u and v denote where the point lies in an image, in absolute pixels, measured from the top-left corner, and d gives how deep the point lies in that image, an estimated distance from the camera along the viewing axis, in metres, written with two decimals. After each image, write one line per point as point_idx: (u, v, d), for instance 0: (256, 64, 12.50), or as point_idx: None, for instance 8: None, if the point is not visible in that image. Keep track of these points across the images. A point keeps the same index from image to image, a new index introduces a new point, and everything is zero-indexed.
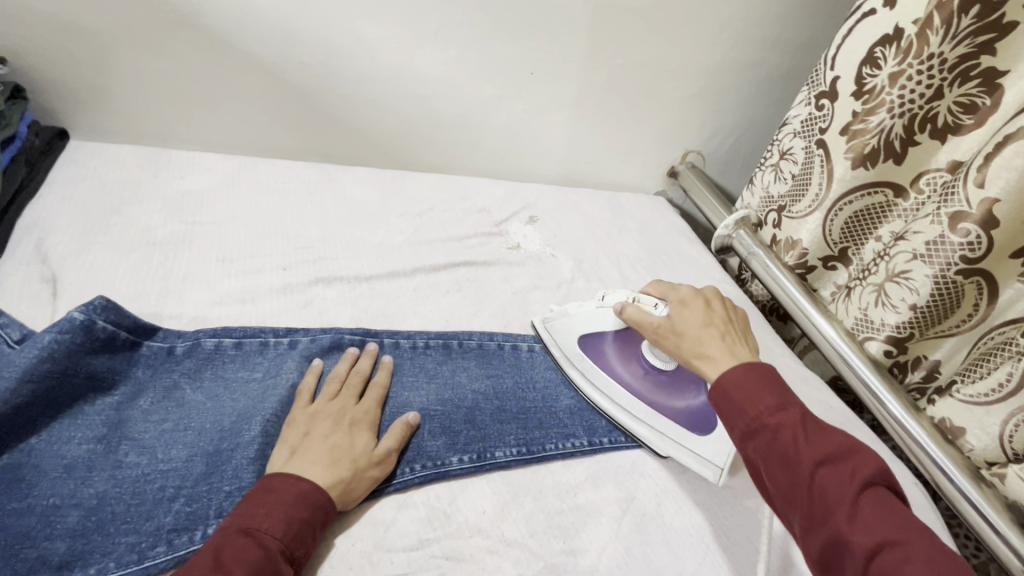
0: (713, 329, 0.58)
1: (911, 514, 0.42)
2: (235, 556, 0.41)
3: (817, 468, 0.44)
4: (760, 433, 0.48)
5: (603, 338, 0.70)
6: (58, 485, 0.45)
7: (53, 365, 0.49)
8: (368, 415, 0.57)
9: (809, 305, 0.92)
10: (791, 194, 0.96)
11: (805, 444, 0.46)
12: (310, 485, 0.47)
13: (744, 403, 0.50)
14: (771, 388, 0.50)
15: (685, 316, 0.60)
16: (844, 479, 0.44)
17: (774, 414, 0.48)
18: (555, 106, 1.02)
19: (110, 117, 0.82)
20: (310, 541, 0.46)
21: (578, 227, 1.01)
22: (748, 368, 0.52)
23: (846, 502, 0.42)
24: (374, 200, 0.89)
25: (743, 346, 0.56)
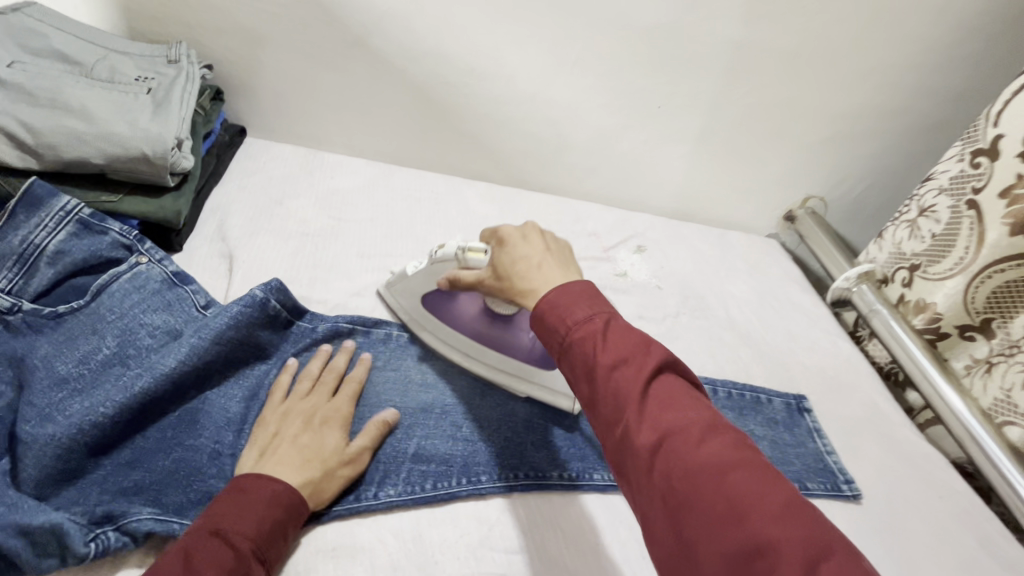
0: (531, 261, 0.52)
1: (697, 400, 0.40)
2: (209, 558, 0.40)
3: (612, 372, 0.41)
4: (568, 347, 0.45)
5: (439, 293, 0.66)
6: (222, 434, 0.52)
7: (235, 332, 0.56)
8: (340, 412, 0.56)
9: (940, 375, 0.84)
10: (928, 253, 0.90)
11: (604, 350, 0.42)
12: (283, 486, 0.46)
13: (554, 319, 0.46)
14: (580, 298, 0.46)
15: (507, 257, 0.54)
16: (635, 378, 0.41)
17: (580, 325, 0.45)
18: (678, 138, 1.02)
19: (281, 119, 0.94)
20: (282, 543, 0.45)
21: (686, 261, 1.01)
22: (561, 288, 0.47)
23: (636, 400, 0.40)
24: (493, 215, 0.95)
25: (562, 268, 0.52)
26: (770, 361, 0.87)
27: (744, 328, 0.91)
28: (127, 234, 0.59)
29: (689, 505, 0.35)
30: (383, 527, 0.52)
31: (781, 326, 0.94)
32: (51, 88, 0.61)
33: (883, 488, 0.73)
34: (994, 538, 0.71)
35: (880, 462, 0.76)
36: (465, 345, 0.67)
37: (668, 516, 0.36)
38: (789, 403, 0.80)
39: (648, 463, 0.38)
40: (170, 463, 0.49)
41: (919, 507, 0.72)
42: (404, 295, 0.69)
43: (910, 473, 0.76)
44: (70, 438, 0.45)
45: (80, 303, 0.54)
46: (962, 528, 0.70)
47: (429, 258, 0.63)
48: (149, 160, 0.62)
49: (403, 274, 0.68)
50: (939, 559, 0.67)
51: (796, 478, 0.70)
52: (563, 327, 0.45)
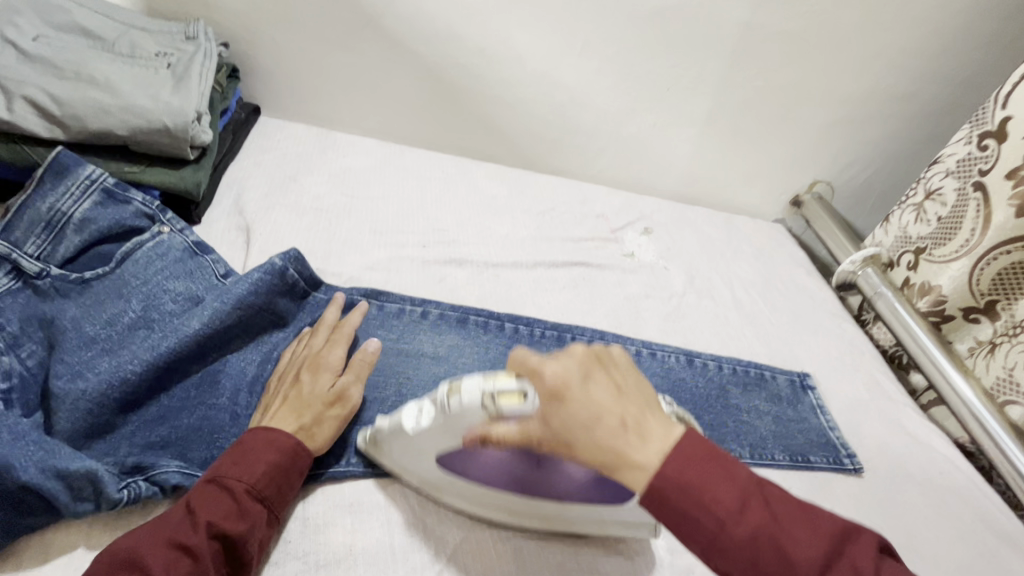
0: (610, 420, 0.41)
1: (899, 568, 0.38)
2: (203, 502, 0.43)
3: (817, 574, 0.37)
4: (736, 546, 0.38)
5: (455, 453, 0.49)
6: (243, 396, 0.54)
7: (255, 299, 0.58)
8: (324, 356, 0.55)
9: (943, 356, 0.85)
10: (934, 236, 0.91)
11: (794, 547, 0.37)
12: (276, 432, 0.48)
13: (703, 509, 0.39)
14: (720, 480, 0.39)
15: (568, 414, 0.41)
16: (846, 572, 0.37)
17: (744, 522, 0.38)
18: (685, 121, 1.03)
19: (295, 99, 0.95)
20: (282, 483, 0.47)
21: (693, 244, 1.02)
22: (681, 458, 0.40)
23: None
24: (502, 195, 0.96)
25: (653, 419, 0.42)
26: (775, 341, 0.88)
27: (749, 309, 0.92)
28: (149, 204, 0.62)
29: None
30: (398, 486, 0.54)
31: (786, 308, 0.95)
32: (75, 62, 0.63)
33: (883, 463, 0.74)
34: (993, 512, 0.72)
35: (882, 438, 0.78)
36: (508, 502, 0.51)
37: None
38: (793, 380, 0.81)
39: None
40: (194, 421, 0.50)
41: (918, 482, 0.73)
42: (404, 452, 0.50)
43: (910, 450, 0.77)
44: (101, 393, 0.48)
45: (106, 269, 0.56)
46: (959, 502, 0.72)
47: (438, 409, 0.45)
48: (170, 133, 0.64)
49: (395, 430, 0.49)
50: (937, 529, 0.68)
51: (799, 452, 0.72)
52: (714, 521, 0.38)
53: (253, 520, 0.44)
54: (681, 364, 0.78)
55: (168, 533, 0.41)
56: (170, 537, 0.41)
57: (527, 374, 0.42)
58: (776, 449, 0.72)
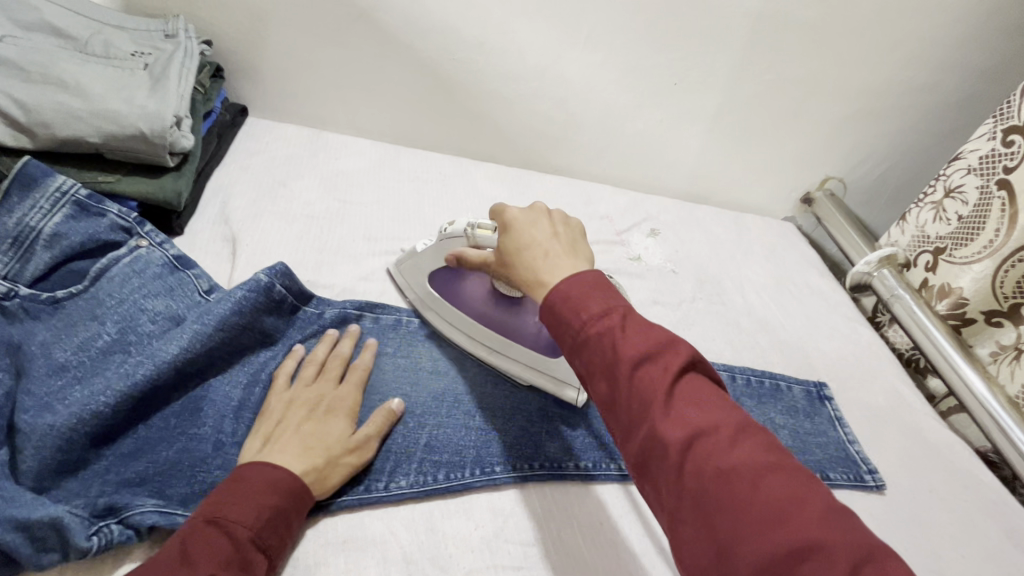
0: (538, 249, 0.49)
1: (722, 397, 0.38)
2: (204, 548, 0.38)
3: (635, 369, 0.38)
4: (583, 339, 0.41)
5: (445, 272, 0.66)
6: (226, 424, 0.50)
7: (239, 318, 0.54)
8: (345, 400, 0.54)
9: (966, 363, 0.81)
10: (954, 236, 0.87)
11: (625, 347, 0.39)
12: (283, 472, 0.45)
13: (568, 312, 0.42)
14: (595, 290, 0.43)
15: (509, 240, 0.51)
16: (661, 377, 0.37)
17: (594, 319, 0.41)
18: (693, 117, 0.99)
19: (285, 98, 0.91)
20: (284, 530, 0.43)
21: (701, 245, 0.98)
22: (574, 276, 0.44)
23: (662, 398, 0.36)
24: (502, 197, 0.92)
25: (568, 258, 0.47)
26: (788, 347, 0.85)
27: (761, 314, 0.89)
28: (125, 216, 0.57)
29: (725, 508, 0.32)
30: (395, 518, 0.50)
31: (799, 311, 0.92)
32: (44, 63, 0.59)
33: (905, 477, 0.71)
34: (1021, 529, 0.69)
35: (903, 451, 0.74)
36: (469, 327, 0.65)
37: (702, 519, 0.33)
38: (809, 391, 0.77)
39: (675, 463, 0.35)
40: (174, 454, 0.47)
41: (943, 497, 0.70)
42: (413, 273, 0.67)
43: (933, 463, 0.73)
44: (70, 428, 0.44)
45: (79, 288, 0.52)
46: (987, 518, 0.69)
47: (438, 234, 0.62)
48: (147, 139, 0.60)
49: (411, 252, 0.67)
50: (964, 549, 0.65)
51: (818, 467, 0.68)
52: (576, 318, 0.42)
53: (254, 573, 0.40)
54: None
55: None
56: None
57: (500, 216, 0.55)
58: None
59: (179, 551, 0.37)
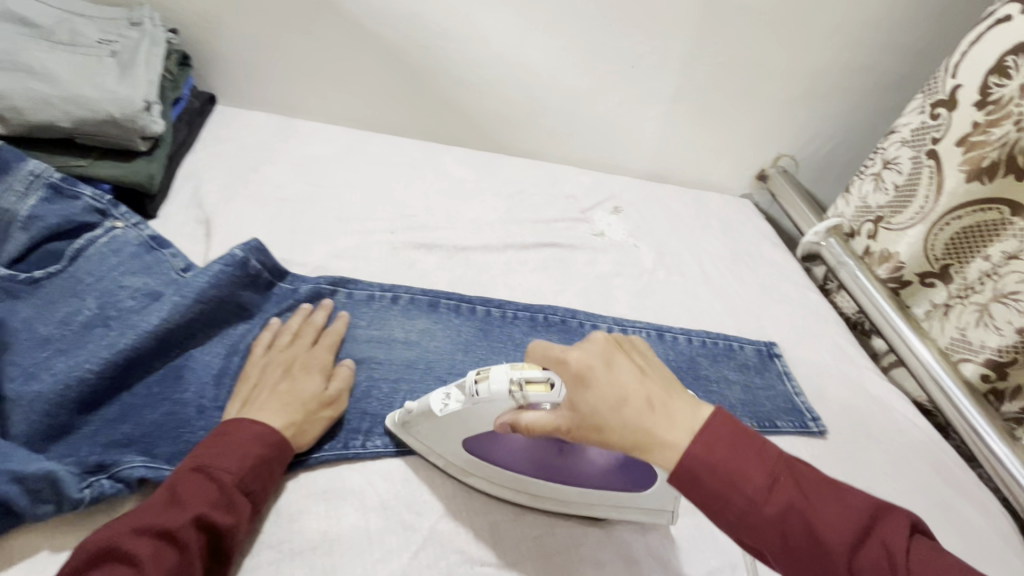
0: (634, 403, 0.43)
1: (926, 542, 0.40)
2: (191, 491, 0.43)
3: (847, 552, 0.39)
4: (763, 523, 0.41)
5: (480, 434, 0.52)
6: (208, 389, 0.53)
7: (217, 291, 0.57)
8: (319, 361, 0.57)
9: (902, 321, 0.88)
10: (891, 205, 0.94)
11: (822, 527, 0.40)
12: (262, 426, 0.48)
13: (728, 489, 0.41)
14: (750, 460, 0.42)
15: (593, 399, 0.44)
16: (875, 552, 0.39)
17: (772, 499, 0.41)
18: (653, 99, 1.03)
19: (253, 86, 0.92)
20: (267, 477, 0.47)
21: (662, 221, 1.03)
22: (714, 443, 0.42)
23: (892, 573, 0.38)
24: (470, 179, 0.96)
25: (671, 404, 0.44)
26: (743, 313, 0.90)
27: (718, 283, 0.94)
28: (99, 199, 0.59)
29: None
30: (371, 471, 0.54)
31: (754, 280, 0.97)
32: (13, 52, 0.60)
33: (847, 424, 0.77)
34: (949, 465, 0.76)
35: (846, 402, 0.80)
36: (531, 486, 0.53)
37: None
38: (761, 350, 0.83)
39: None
40: (158, 416, 0.50)
41: (881, 441, 0.76)
42: (434, 437, 0.53)
43: (873, 411, 0.80)
44: (58, 395, 0.46)
45: (57, 267, 0.54)
46: (919, 457, 0.76)
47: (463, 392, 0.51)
48: (118, 123, 0.62)
49: (423, 413, 0.52)
50: (897, 485, 0.71)
51: (767, 418, 0.74)
52: (744, 500, 0.41)
53: (239, 514, 0.44)
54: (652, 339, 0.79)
55: (154, 521, 0.40)
56: (150, 524, 0.40)
57: (551, 365, 0.47)
58: (744, 416, 0.74)
59: (168, 494, 0.42)
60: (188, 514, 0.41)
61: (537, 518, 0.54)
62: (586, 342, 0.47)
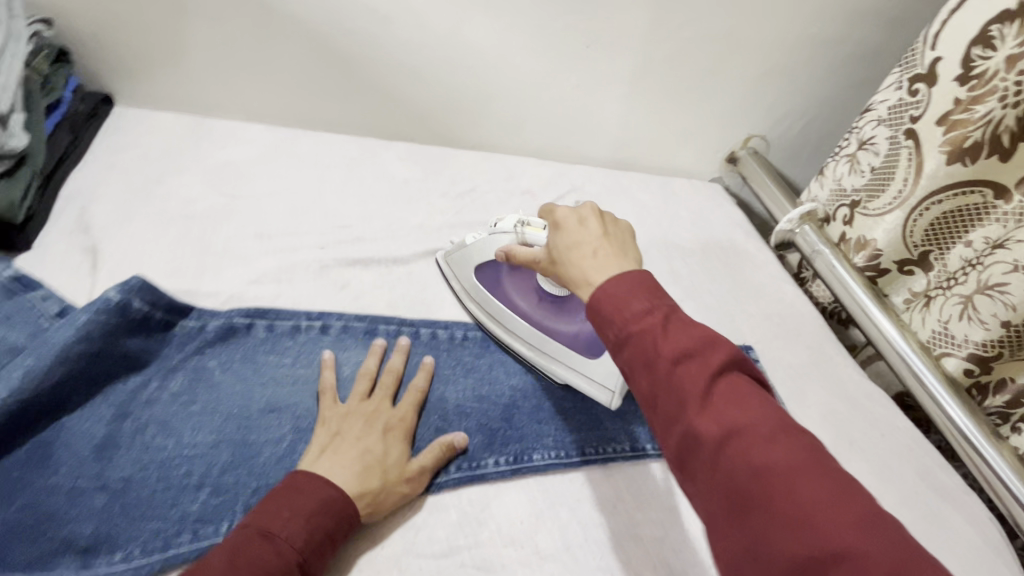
0: (584, 248, 0.49)
1: (763, 397, 0.38)
2: (252, 561, 0.39)
3: (674, 367, 0.38)
4: (624, 339, 0.41)
5: (493, 266, 0.69)
6: (84, 467, 0.45)
7: (88, 345, 0.48)
8: (402, 422, 0.54)
9: (880, 313, 0.83)
10: (868, 188, 0.88)
11: (665, 345, 0.39)
12: (337, 494, 0.45)
13: (612, 311, 0.42)
14: (633, 284, 0.42)
15: (558, 239, 0.51)
16: (701, 378, 0.38)
17: (640, 319, 0.41)
18: (611, 81, 0.95)
19: (155, 83, 0.80)
20: (327, 555, 0.44)
21: (627, 214, 0.96)
22: (619, 278, 0.43)
23: (698, 395, 0.37)
24: (415, 178, 0.86)
25: (617, 259, 0.47)
26: (715, 313, 0.84)
27: (688, 281, 0.88)
28: None
29: (756, 504, 0.34)
30: None
31: (725, 275, 0.91)
32: None
33: (826, 431, 0.72)
34: (932, 470, 0.71)
35: (825, 406, 0.75)
36: (510, 321, 0.66)
37: (733, 513, 0.35)
38: None
39: (711, 461, 0.36)
40: (15, 512, 0.41)
41: (862, 448, 0.71)
42: (458, 266, 0.69)
43: (854, 415, 0.75)
44: None
45: None
46: (902, 463, 0.71)
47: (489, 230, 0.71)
48: None
49: (460, 246, 0.70)
50: (880, 497, 0.67)
51: None
52: (619, 317, 0.42)
53: None
54: None
55: None
56: None
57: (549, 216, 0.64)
58: None
59: (229, 559, 0.39)
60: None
61: None
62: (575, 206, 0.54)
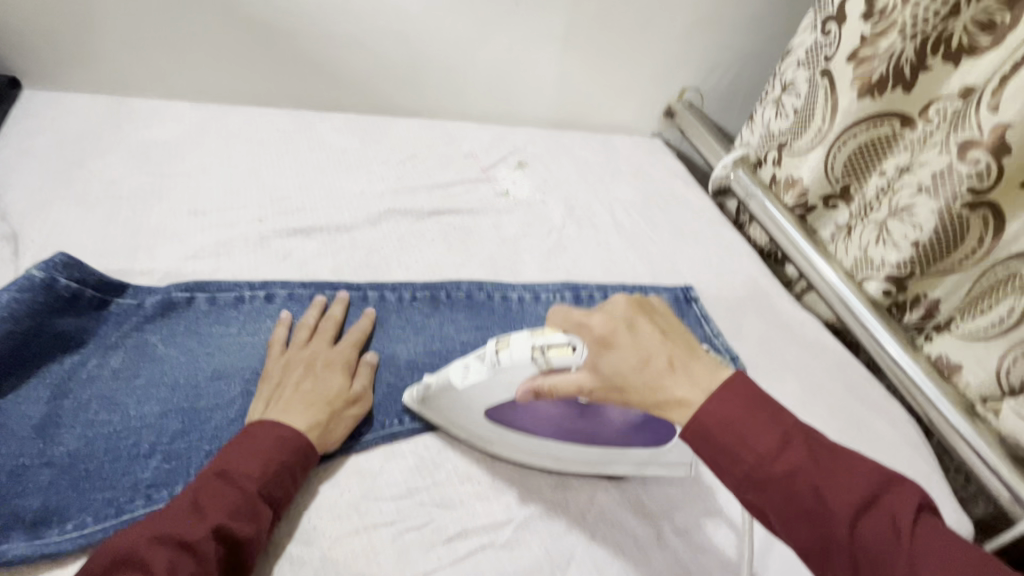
0: (658, 363, 0.44)
1: (949, 532, 0.37)
2: (214, 498, 0.42)
3: (854, 521, 0.38)
4: (774, 485, 0.40)
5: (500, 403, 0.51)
6: (27, 445, 0.44)
7: (15, 325, 0.47)
8: (343, 356, 0.56)
9: (809, 247, 0.89)
10: (792, 129, 0.93)
11: (833, 496, 0.38)
12: (288, 430, 0.47)
13: (733, 444, 0.41)
14: (766, 426, 0.41)
15: (617, 361, 0.44)
16: (886, 528, 0.37)
17: (782, 459, 0.40)
18: (543, 39, 0.96)
19: (67, 64, 0.77)
20: (290, 484, 0.46)
21: (569, 171, 0.98)
22: (733, 400, 0.42)
23: (898, 557, 0.36)
24: (353, 147, 0.86)
25: (696, 367, 0.44)
26: (658, 259, 0.87)
27: (631, 231, 0.91)
28: None
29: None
30: None
31: (666, 223, 0.95)
32: None
33: (763, 358, 0.77)
34: (859, 383, 0.78)
35: (761, 335, 0.80)
36: (559, 451, 0.53)
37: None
38: (677, 296, 0.81)
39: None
40: None
41: (796, 369, 0.77)
42: (452, 408, 0.52)
43: (787, 341, 0.81)
44: None
45: None
46: (832, 379, 0.77)
47: (483, 358, 0.50)
48: None
49: (442, 382, 0.51)
50: (813, 411, 0.72)
51: None
52: (753, 457, 0.41)
53: (263, 522, 0.43)
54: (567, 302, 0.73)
55: (175, 529, 0.39)
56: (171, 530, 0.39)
57: (577, 332, 0.46)
58: None
59: (190, 500, 0.41)
60: (208, 526, 0.40)
61: (446, 519, 0.49)
62: (609, 308, 0.47)
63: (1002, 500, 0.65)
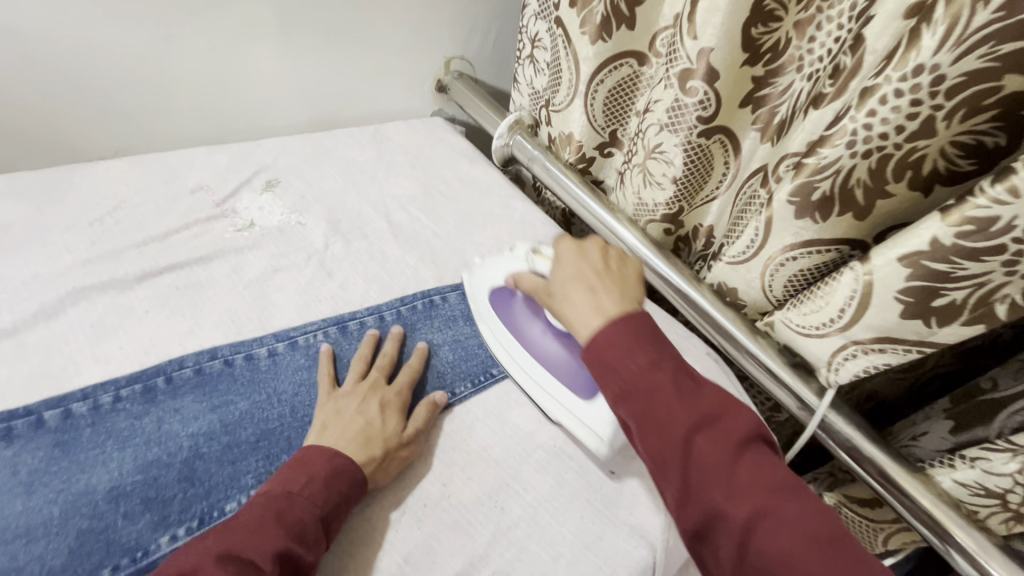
0: (582, 281, 0.55)
1: (780, 466, 0.43)
2: (278, 519, 0.45)
3: (693, 437, 0.43)
4: (637, 396, 0.45)
5: (511, 292, 0.69)
6: None
7: None
8: (398, 396, 0.58)
9: (591, 199, 0.85)
10: (550, 86, 0.88)
11: (685, 414, 0.43)
12: (347, 461, 0.50)
13: (616, 363, 0.47)
14: (646, 347, 0.47)
15: (558, 274, 0.58)
16: (720, 444, 0.42)
17: (647, 373, 0.45)
18: (253, 33, 0.81)
19: None
20: (346, 512, 0.49)
21: (333, 178, 0.86)
22: (624, 328, 0.48)
23: (723, 471, 0.41)
24: (21, 218, 0.66)
25: (613, 293, 0.53)
26: (445, 255, 0.80)
27: (411, 230, 0.82)
28: None
29: None
30: None
31: (451, 210, 0.88)
32: None
33: None
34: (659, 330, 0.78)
35: None
36: (512, 348, 0.66)
37: None
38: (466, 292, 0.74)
39: (737, 537, 0.40)
40: None
41: None
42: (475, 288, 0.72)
43: None
44: None
45: None
46: None
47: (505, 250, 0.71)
48: None
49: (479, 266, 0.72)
50: None
51: (483, 371, 0.66)
52: (626, 369, 0.46)
53: (320, 551, 0.46)
54: (332, 339, 0.63)
55: (238, 543, 0.42)
56: (233, 547, 0.42)
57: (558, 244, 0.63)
58: (457, 381, 0.64)
59: (256, 518, 0.44)
60: (273, 546, 0.43)
61: None
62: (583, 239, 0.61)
63: (793, 408, 0.68)
